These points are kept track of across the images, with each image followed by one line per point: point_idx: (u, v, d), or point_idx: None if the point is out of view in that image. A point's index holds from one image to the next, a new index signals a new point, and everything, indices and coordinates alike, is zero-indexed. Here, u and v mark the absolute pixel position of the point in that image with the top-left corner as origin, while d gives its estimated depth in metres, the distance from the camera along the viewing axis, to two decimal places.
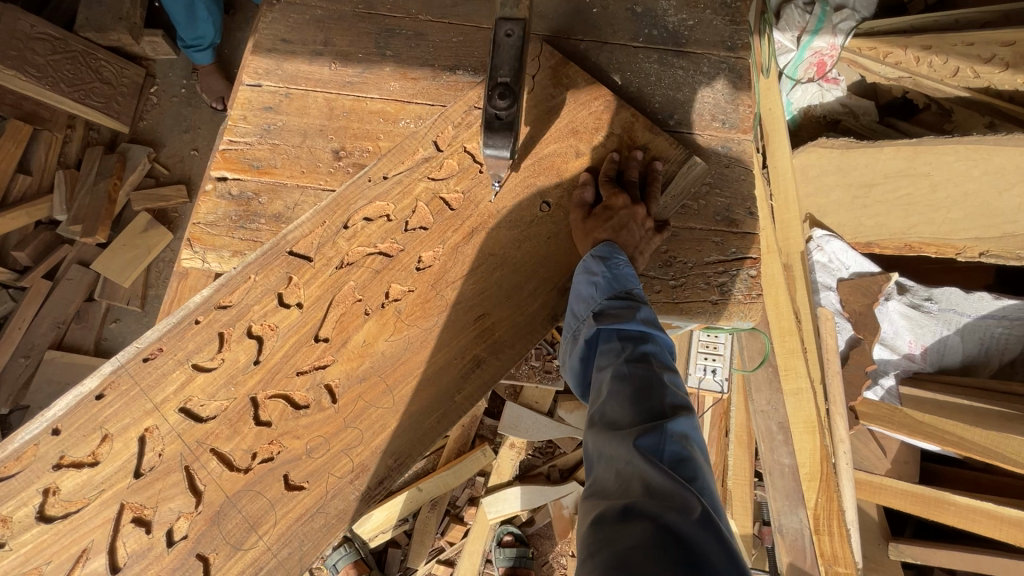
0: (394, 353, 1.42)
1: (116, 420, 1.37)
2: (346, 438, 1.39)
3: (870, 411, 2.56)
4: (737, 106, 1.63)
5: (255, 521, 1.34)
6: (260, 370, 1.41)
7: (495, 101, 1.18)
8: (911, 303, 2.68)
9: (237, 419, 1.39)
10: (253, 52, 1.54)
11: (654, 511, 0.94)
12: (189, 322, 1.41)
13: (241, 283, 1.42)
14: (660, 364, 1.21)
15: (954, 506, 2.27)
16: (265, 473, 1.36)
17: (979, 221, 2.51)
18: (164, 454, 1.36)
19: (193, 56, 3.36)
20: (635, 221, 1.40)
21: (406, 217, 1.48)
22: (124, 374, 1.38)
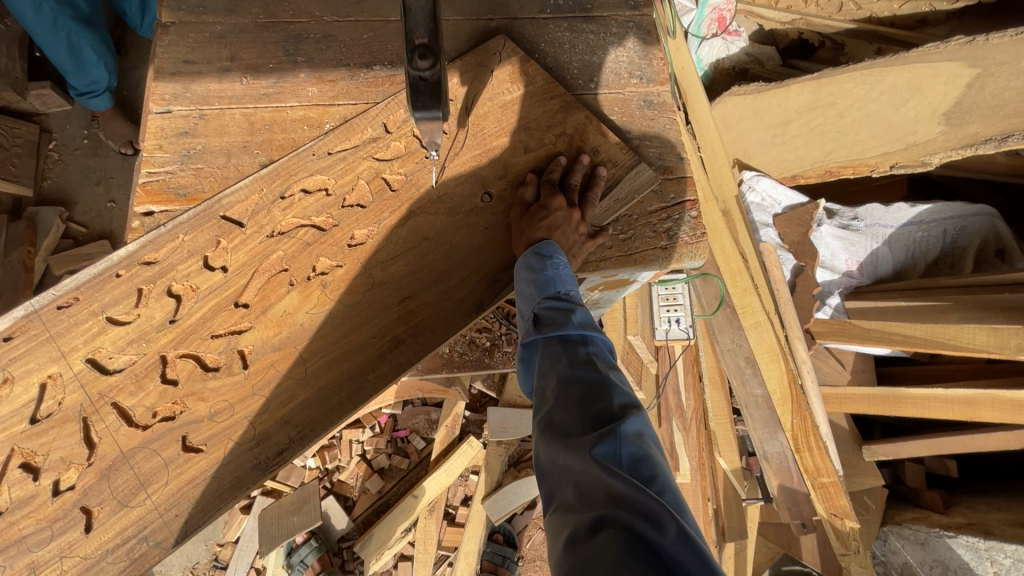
0: (314, 325, 1.40)
1: (19, 363, 1.30)
2: (251, 405, 1.35)
3: (822, 329, 2.73)
4: (650, 60, 1.69)
5: (145, 480, 1.29)
6: (174, 329, 1.36)
7: (416, 62, 1.04)
8: (841, 225, 2.89)
9: (143, 375, 1.34)
10: (156, 79, 1.47)
11: (619, 517, 0.94)
12: (109, 276, 1.34)
13: (168, 241, 1.38)
14: (605, 365, 1.25)
15: (909, 399, 2.44)
16: (164, 433, 1.32)
17: (884, 137, 2.70)
18: (64, 403, 1.30)
19: (90, 103, 3.18)
20: (571, 225, 1.42)
21: (344, 193, 1.47)
22: (36, 321, 1.31)
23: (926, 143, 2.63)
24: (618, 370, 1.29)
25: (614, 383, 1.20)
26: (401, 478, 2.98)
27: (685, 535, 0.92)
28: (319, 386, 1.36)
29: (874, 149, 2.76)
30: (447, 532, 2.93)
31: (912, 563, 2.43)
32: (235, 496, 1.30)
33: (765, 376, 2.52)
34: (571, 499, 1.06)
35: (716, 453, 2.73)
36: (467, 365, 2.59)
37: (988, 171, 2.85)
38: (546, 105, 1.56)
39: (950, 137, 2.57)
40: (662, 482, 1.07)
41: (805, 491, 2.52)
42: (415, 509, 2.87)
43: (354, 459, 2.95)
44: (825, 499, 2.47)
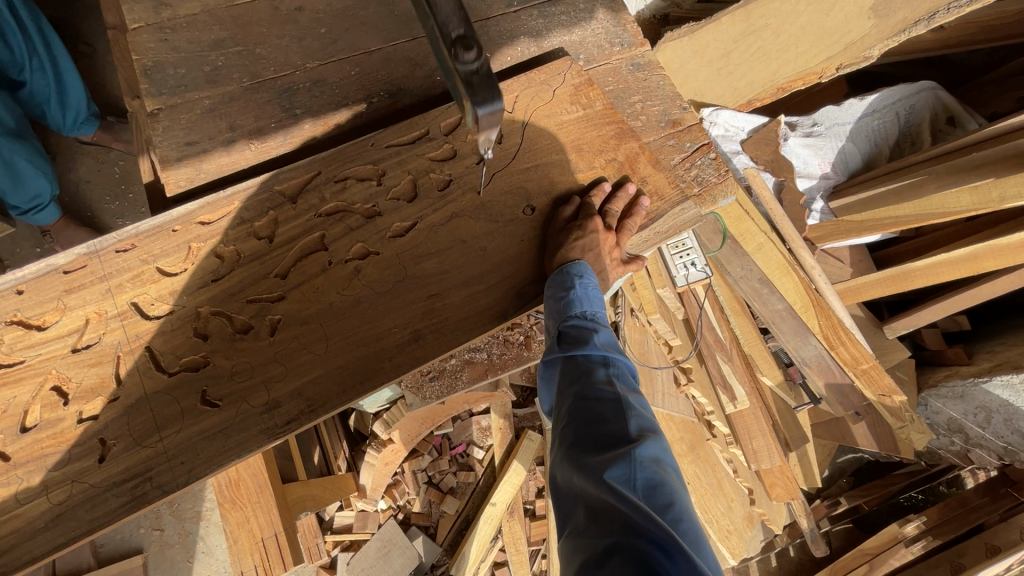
0: (339, 307, 1.41)
1: (73, 297, 1.32)
2: (271, 372, 1.35)
3: (820, 233, 2.95)
4: (624, 26, 1.75)
5: (161, 424, 1.28)
6: (215, 289, 1.37)
7: (462, 55, 1.12)
8: (805, 134, 3.08)
9: (177, 326, 1.34)
10: (165, 168, 1.45)
11: (634, 542, 0.98)
12: (165, 230, 1.38)
13: (226, 206, 1.41)
14: (623, 388, 1.30)
15: (919, 270, 2.65)
16: (187, 386, 1.31)
17: (822, 44, 2.88)
18: (104, 339, 1.31)
19: (36, 219, 3.01)
20: (606, 250, 1.47)
21: (392, 184, 1.50)
22: (94, 258, 1.34)
23: (862, 40, 2.89)
24: (638, 393, 1.33)
25: (630, 408, 1.25)
26: (471, 491, 2.98)
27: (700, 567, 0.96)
28: (342, 373, 1.36)
29: (814, 57, 2.95)
30: (532, 528, 3.01)
31: (956, 416, 2.74)
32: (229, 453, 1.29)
33: (782, 291, 2.69)
34: (586, 523, 1.10)
35: (758, 372, 2.85)
36: (510, 363, 2.50)
37: (915, 50, 3.13)
38: (548, 88, 1.61)
39: (883, 29, 2.85)
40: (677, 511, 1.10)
41: (849, 382, 2.74)
42: (496, 516, 2.89)
43: (422, 488, 2.91)
44: (871, 383, 2.69)
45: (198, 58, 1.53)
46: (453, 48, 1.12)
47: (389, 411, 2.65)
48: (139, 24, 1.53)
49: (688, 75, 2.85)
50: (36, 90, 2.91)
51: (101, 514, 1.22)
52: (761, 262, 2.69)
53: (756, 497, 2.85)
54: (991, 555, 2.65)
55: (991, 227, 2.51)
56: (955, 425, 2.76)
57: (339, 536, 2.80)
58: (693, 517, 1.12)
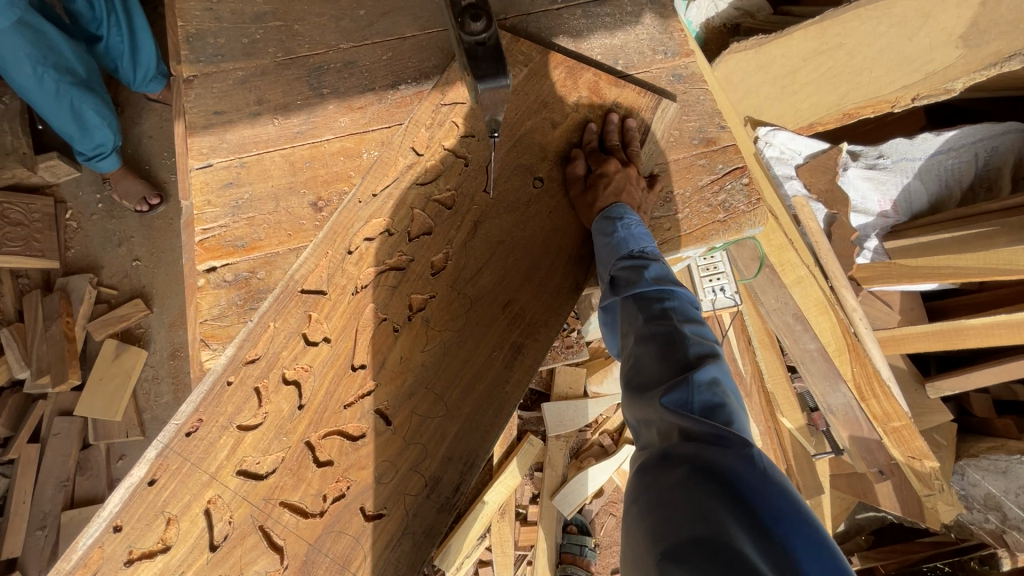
0: (434, 363, 1.44)
1: (175, 501, 1.33)
2: (410, 456, 1.41)
3: (868, 274, 2.69)
4: (671, 34, 1.66)
5: (345, 562, 1.35)
6: (304, 413, 1.40)
7: (470, 25, 1.14)
8: (868, 165, 2.84)
9: (298, 467, 1.38)
10: (190, 134, 1.47)
11: (694, 455, 1.04)
12: (221, 384, 1.38)
13: (263, 334, 1.40)
14: (681, 315, 1.27)
15: (973, 329, 2.44)
16: (340, 511, 1.38)
17: (899, 71, 2.66)
18: (235, 519, 1.34)
19: (99, 166, 3.18)
20: (632, 182, 1.46)
21: (406, 228, 1.49)
22: (171, 454, 1.34)
23: (946, 70, 2.65)
24: (696, 319, 1.29)
25: (688, 333, 1.23)
26: (466, 486, 2.95)
27: (763, 470, 0.99)
28: (465, 412, 1.43)
29: (889, 84, 2.72)
30: (522, 532, 2.97)
31: (995, 492, 2.52)
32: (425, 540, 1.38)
33: (817, 330, 2.52)
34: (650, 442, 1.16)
35: (778, 414, 2.70)
36: None
37: (1008, 87, 2.84)
38: (566, 84, 1.55)
39: (971, 60, 2.60)
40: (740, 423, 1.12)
41: (877, 438, 2.54)
42: (487, 515, 2.87)
43: None
44: (901, 443, 2.49)
45: (238, 30, 1.56)
46: (462, 18, 1.14)
47: None
48: None
49: (746, 94, 2.71)
50: (111, 45, 3.08)
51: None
52: (798, 297, 2.54)
53: None
54: None
55: None
56: (992, 501, 2.53)
57: None
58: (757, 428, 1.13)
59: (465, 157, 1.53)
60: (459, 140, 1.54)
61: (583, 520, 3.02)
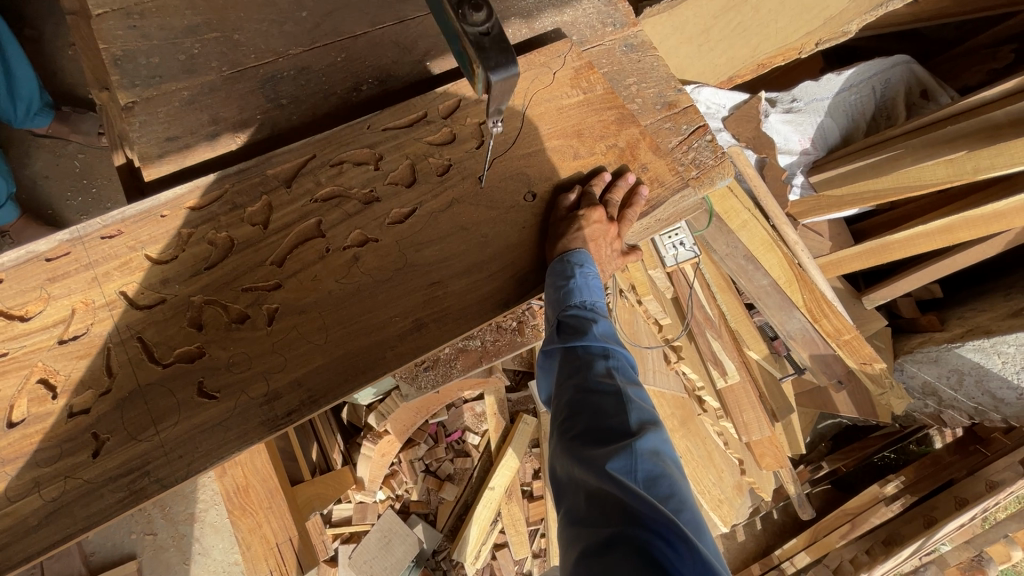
0: (339, 295, 1.37)
1: (58, 285, 1.27)
2: (271, 362, 1.31)
3: (801, 209, 3.04)
4: (615, 5, 1.72)
5: (158, 417, 1.25)
6: (207, 277, 1.32)
7: (470, 15, 1.02)
8: (786, 110, 3.10)
9: (172, 316, 1.30)
10: (146, 166, 1.38)
11: (634, 534, 1.00)
12: (153, 216, 1.33)
13: (215, 193, 1.36)
14: (622, 377, 1.34)
15: (899, 242, 2.75)
16: (184, 379, 1.28)
17: (801, 20, 2.90)
18: (93, 330, 1.26)
19: None
20: (607, 238, 1.49)
21: (392, 172, 1.47)
22: (78, 245, 1.30)
23: (840, 15, 2.92)
24: (636, 383, 1.36)
25: (629, 395, 1.29)
26: (469, 477, 3.00)
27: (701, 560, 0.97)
28: (340, 378, 1.32)
29: (794, 32, 2.97)
30: (531, 508, 3.06)
31: (930, 379, 2.89)
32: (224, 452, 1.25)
33: (767, 267, 2.75)
34: (585, 514, 1.13)
35: (744, 347, 2.92)
36: (503, 348, 2.51)
37: (889, 25, 3.19)
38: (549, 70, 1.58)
39: (861, 4, 2.87)
40: (678, 501, 1.12)
41: (832, 352, 2.84)
42: (495, 499, 2.94)
43: (420, 476, 2.92)
44: (853, 353, 2.80)
45: (172, 46, 1.42)
46: (460, 8, 1.02)
47: (385, 401, 2.65)
48: (103, 9, 1.40)
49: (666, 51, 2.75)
50: None
51: (100, 508, 1.18)
52: (746, 239, 2.75)
53: (747, 467, 2.94)
54: (959, 508, 2.85)
55: (965, 198, 2.59)
56: (929, 388, 2.91)
57: (338, 529, 2.74)
58: (693, 508, 1.14)
59: (480, 137, 1.53)
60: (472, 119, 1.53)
61: None
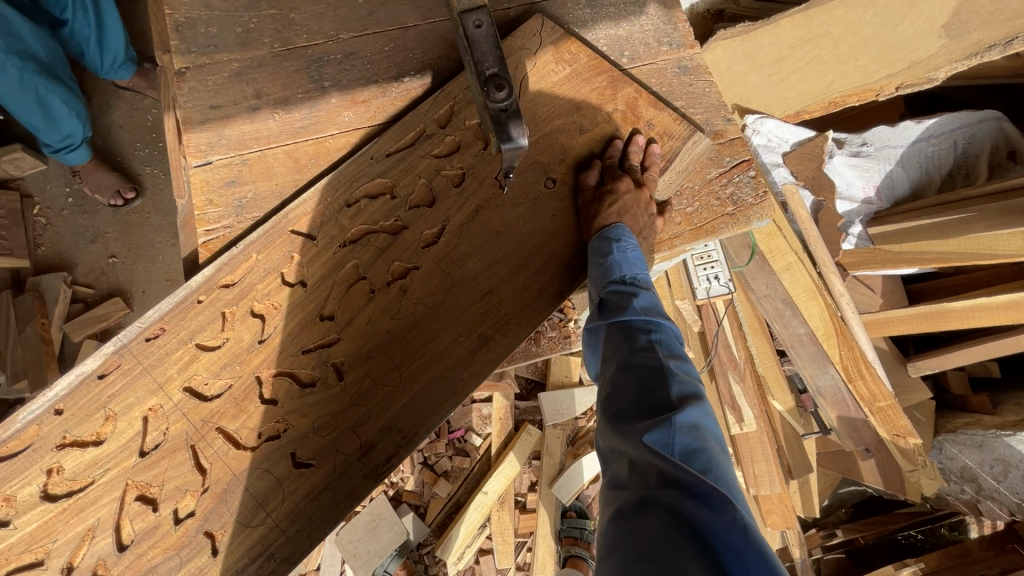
0: (399, 331, 1.38)
1: (120, 399, 1.29)
2: (353, 415, 1.34)
3: (853, 260, 2.83)
4: (675, 24, 1.66)
5: (262, 500, 1.29)
6: (264, 350, 1.34)
7: (494, 93, 1.13)
8: (852, 153, 2.91)
9: (243, 402, 1.32)
10: (186, 130, 1.40)
11: (673, 503, 1.01)
12: (191, 302, 1.33)
13: (243, 261, 1.36)
14: (664, 350, 1.31)
15: (955, 311, 2.53)
16: (274, 453, 1.31)
17: (885, 61, 2.73)
18: (171, 432, 1.30)
19: (68, 159, 3.02)
20: (640, 205, 1.44)
21: (409, 194, 1.45)
22: (127, 354, 1.30)
23: (928, 60, 2.72)
24: (680, 357, 1.33)
25: (671, 367, 1.26)
26: (465, 478, 2.97)
27: (743, 527, 0.96)
28: (427, 409, 1.35)
29: (875, 73, 2.79)
30: (521, 520, 3.01)
31: (971, 464, 2.66)
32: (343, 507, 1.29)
33: (806, 315, 2.61)
34: (625, 482, 1.13)
35: (769, 396, 2.79)
36: (517, 356, 2.51)
37: (983, 77, 2.95)
38: (590, 79, 1.54)
39: (952, 49, 2.67)
40: (717, 475, 1.11)
41: (864, 418, 2.66)
42: (487, 504, 2.91)
43: (416, 468, 2.93)
44: (885, 422, 2.61)
45: (232, 20, 1.48)
46: (486, 86, 1.14)
47: None
48: None
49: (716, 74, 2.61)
50: (76, 31, 2.89)
51: None
52: (788, 283, 2.61)
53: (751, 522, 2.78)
54: None
55: None
56: (968, 474, 2.68)
57: None
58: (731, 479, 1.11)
59: (484, 137, 1.49)
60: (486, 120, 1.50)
61: (582, 505, 3.05)
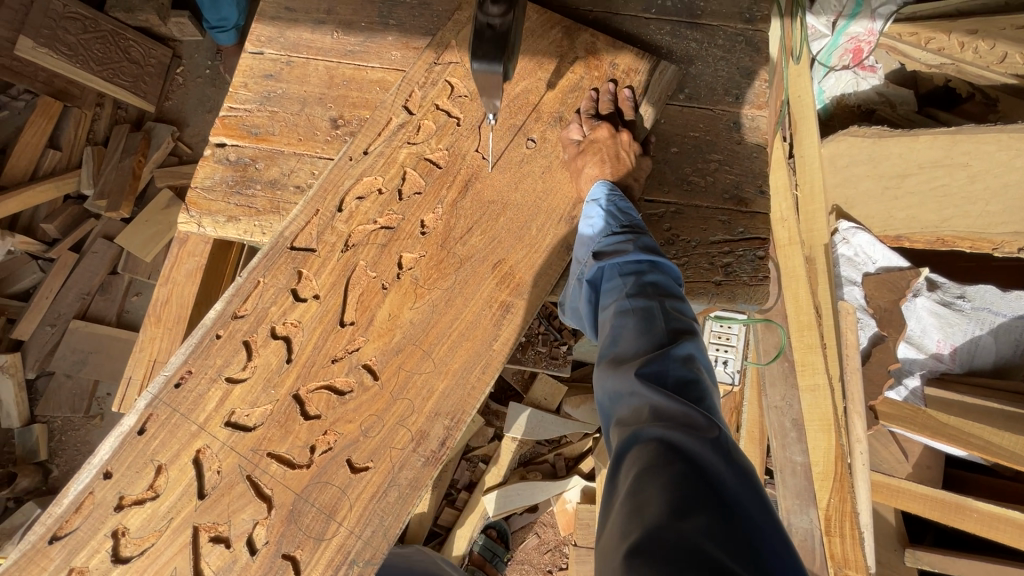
0: (422, 320, 1.40)
1: (165, 450, 1.35)
2: (398, 410, 1.36)
3: (891, 411, 2.45)
4: (752, 80, 1.56)
5: (332, 511, 1.32)
6: (293, 369, 1.38)
7: (489, 8, 1.13)
8: (942, 301, 2.55)
9: (286, 421, 1.36)
10: (257, 20, 1.54)
11: (670, 433, 1.05)
12: (210, 339, 1.38)
13: (252, 290, 1.40)
14: (660, 288, 1.27)
15: (976, 513, 2.21)
16: (329, 464, 1.34)
17: (1015, 215, 2.41)
18: (223, 470, 1.34)
19: (218, 38, 3.31)
20: (623, 147, 1.42)
21: (396, 186, 1.45)
22: (160, 405, 1.36)
23: None
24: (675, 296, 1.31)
25: (667, 304, 1.24)
26: None
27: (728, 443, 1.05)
28: (468, 394, 1.36)
29: (1000, 224, 2.46)
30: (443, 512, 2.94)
31: None
32: (414, 496, 1.32)
33: (810, 446, 2.33)
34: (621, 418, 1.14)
35: None
36: None
37: None
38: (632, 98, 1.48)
39: None
40: (709, 403, 1.15)
41: None
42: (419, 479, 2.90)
43: None
44: None
45: None
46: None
47: None
48: None
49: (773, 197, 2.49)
50: None
51: None
52: (805, 404, 2.36)
53: None
54: None
55: None
56: None
57: None
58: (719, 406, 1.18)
59: (459, 115, 1.49)
60: (451, 99, 1.49)
61: (506, 527, 2.98)
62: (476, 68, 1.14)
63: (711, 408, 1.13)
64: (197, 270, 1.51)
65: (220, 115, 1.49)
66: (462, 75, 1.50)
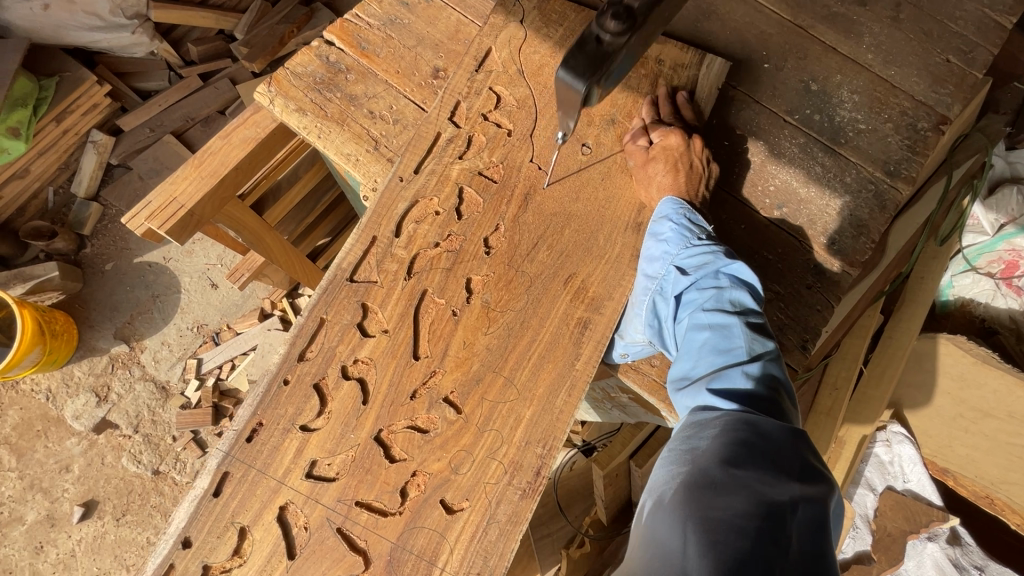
0: (499, 345, 1.35)
1: (245, 510, 1.30)
2: (487, 443, 1.31)
3: None
4: (859, 235, 1.41)
5: (432, 558, 1.27)
6: (371, 411, 1.34)
7: (605, 21, 0.99)
8: (955, 560, 2.26)
9: (371, 466, 1.32)
10: None
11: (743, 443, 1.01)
12: (278, 385, 1.35)
13: (315, 331, 1.37)
14: (742, 308, 1.18)
15: None
16: (422, 507, 1.29)
17: None
18: (312, 525, 1.30)
19: None
20: (693, 149, 1.38)
21: (452, 206, 1.42)
22: (234, 462, 1.32)
23: None
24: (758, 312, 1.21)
25: (748, 321, 1.16)
26: None
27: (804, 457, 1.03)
28: (557, 420, 1.31)
29: None
30: None
31: None
32: (514, 533, 1.26)
33: None
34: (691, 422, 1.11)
35: None
36: None
37: None
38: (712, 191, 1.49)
39: None
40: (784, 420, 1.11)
41: None
42: None
43: None
44: None
45: None
46: (605, 12, 0.99)
47: None
48: None
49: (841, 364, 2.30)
50: None
51: None
52: None
53: None
54: None
55: None
56: None
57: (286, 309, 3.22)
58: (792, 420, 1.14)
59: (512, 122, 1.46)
60: (496, 111, 1.46)
61: None
62: (560, 76, 1.03)
63: (790, 417, 1.12)
64: (252, 139, 1.55)
65: (343, 19, 1.54)
66: (504, 84, 1.47)
